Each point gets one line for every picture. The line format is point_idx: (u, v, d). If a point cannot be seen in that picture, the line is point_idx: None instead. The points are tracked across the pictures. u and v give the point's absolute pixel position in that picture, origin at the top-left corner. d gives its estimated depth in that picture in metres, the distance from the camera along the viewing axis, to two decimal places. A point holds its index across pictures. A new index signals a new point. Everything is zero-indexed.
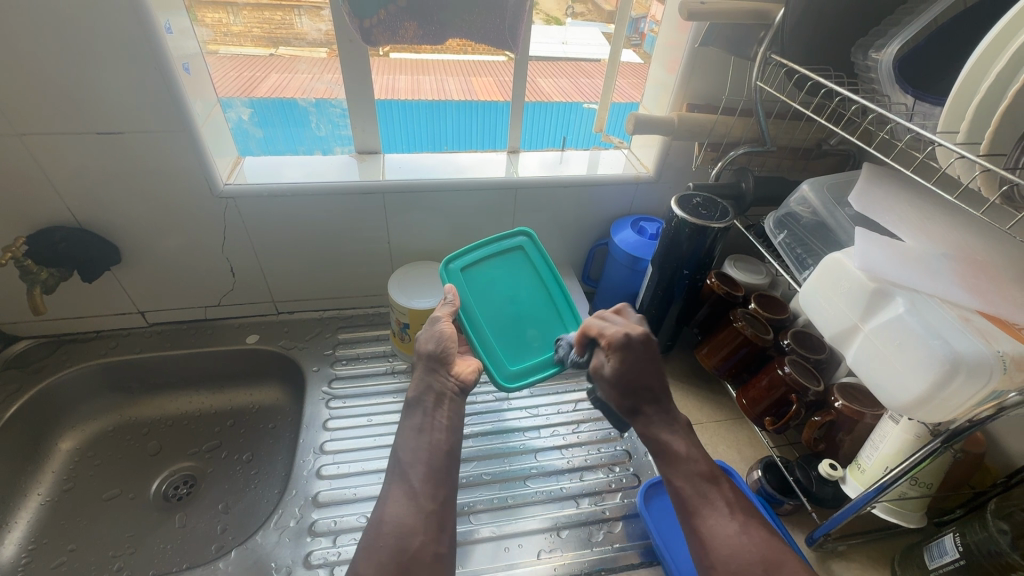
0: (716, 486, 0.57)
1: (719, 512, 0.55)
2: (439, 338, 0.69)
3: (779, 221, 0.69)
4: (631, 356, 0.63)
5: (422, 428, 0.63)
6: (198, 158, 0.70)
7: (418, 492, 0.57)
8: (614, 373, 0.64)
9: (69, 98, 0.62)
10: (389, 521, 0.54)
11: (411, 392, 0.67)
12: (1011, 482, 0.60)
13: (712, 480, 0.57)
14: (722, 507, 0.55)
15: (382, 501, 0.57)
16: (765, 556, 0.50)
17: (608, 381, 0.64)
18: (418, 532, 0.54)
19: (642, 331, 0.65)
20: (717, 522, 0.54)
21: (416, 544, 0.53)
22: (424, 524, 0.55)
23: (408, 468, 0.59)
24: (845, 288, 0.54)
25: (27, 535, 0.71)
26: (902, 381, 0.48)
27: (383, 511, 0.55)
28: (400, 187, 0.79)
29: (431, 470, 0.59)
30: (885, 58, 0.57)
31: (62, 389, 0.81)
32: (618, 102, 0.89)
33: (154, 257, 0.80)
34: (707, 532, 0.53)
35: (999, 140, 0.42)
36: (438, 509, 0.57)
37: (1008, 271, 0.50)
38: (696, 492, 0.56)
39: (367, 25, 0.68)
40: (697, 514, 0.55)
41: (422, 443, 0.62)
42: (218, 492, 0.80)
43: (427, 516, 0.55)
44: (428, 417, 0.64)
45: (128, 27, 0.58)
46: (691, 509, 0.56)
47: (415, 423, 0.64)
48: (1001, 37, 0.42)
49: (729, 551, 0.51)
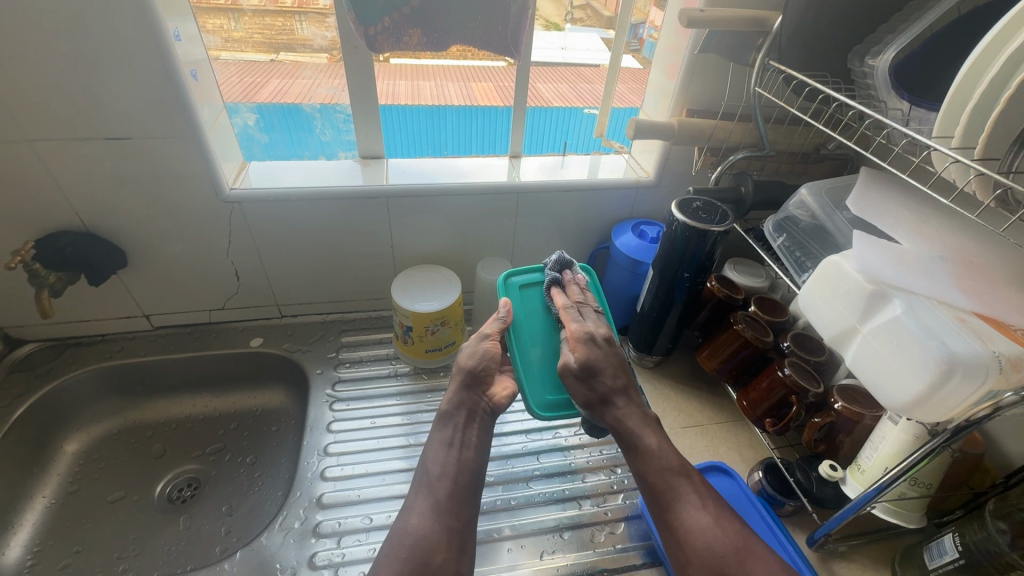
0: (686, 478, 0.59)
1: (693, 506, 0.56)
2: (479, 355, 0.70)
3: (778, 225, 0.70)
4: (593, 350, 0.66)
5: (452, 443, 0.64)
6: (205, 164, 0.71)
7: (442, 508, 0.59)
8: (580, 367, 0.65)
9: (80, 104, 0.63)
10: (413, 533, 0.56)
11: (446, 404, 0.68)
12: (1010, 482, 0.60)
13: (681, 473, 0.59)
14: (696, 501, 0.57)
15: (407, 511, 0.59)
16: (736, 547, 0.53)
17: (574, 376, 0.65)
18: (441, 547, 0.56)
19: (605, 334, 0.68)
20: (688, 517, 0.56)
21: (439, 559, 0.55)
22: (446, 539, 0.57)
23: (436, 482, 0.61)
24: (843, 290, 0.54)
25: (31, 538, 0.71)
26: (900, 382, 0.49)
27: (408, 522, 0.58)
28: (403, 191, 0.80)
29: (457, 485, 0.61)
30: (880, 64, 0.58)
31: (67, 392, 0.82)
32: (619, 108, 0.90)
33: (160, 261, 0.80)
34: (682, 526, 0.56)
35: (993, 145, 0.43)
36: (460, 527, 0.59)
37: (1003, 273, 0.51)
38: (670, 486, 0.58)
39: (371, 33, 0.69)
40: (673, 509, 0.57)
41: (451, 458, 0.63)
42: (221, 495, 0.80)
43: (450, 533, 0.57)
44: (459, 432, 0.65)
45: (137, 35, 0.59)
46: (667, 503, 0.58)
47: (445, 436, 0.65)
48: (993, 45, 0.44)
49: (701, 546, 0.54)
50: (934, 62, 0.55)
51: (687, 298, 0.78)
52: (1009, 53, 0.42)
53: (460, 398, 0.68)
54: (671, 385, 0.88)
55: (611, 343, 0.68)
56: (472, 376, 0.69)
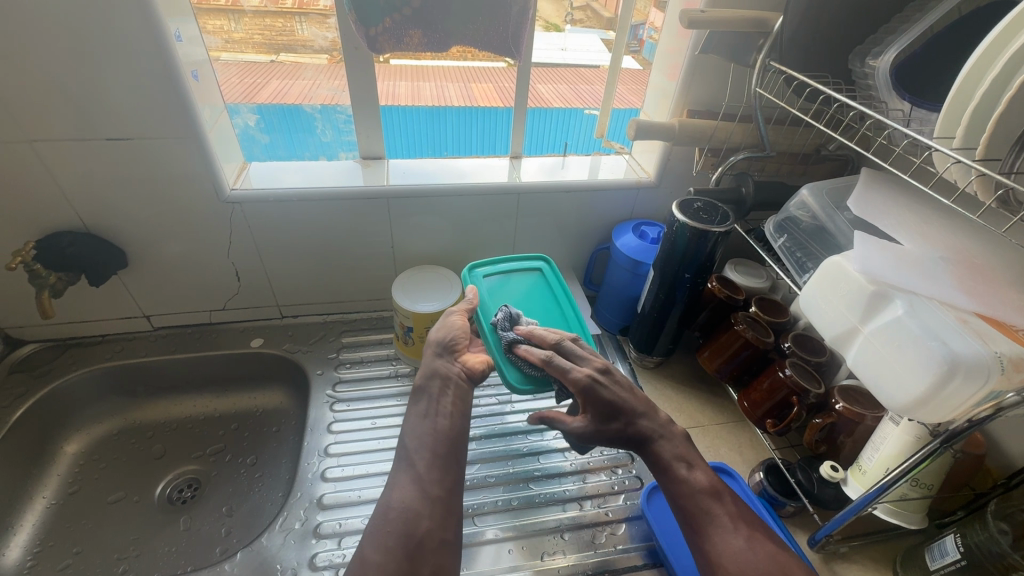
0: (719, 501, 0.56)
1: (724, 529, 0.54)
2: (446, 327, 0.71)
3: (778, 225, 0.70)
4: (604, 400, 0.63)
5: (427, 415, 0.62)
6: (206, 164, 0.71)
7: (422, 478, 0.56)
8: (597, 420, 0.63)
9: (81, 104, 0.63)
10: (396, 507, 0.54)
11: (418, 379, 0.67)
12: (1012, 483, 0.60)
13: (715, 496, 0.57)
14: (727, 524, 0.55)
15: (388, 487, 0.56)
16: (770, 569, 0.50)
17: (593, 438, 0.63)
18: (425, 515, 0.53)
19: (602, 367, 0.66)
20: (723, 542, 0.53)
21: (424, 526, 0.52)
22: (429, 509, 0.54)
23: (415, 454, 0.59)
24: (845, 291, 0.54)
25: (31, 538, 0.71)
26: (902, 383, 0.48)
27: (389, 496, 0.55)
28: (403, 192, 0.80)
29: (438, 454, 0.59)
30: (880, 65, 0.58)
31: (67, 392, 0.82)
32: (619, 108, 0.89)
33: (160, 262, 0.80)
34: (715, 550, 0.53)
35: (994, 146, 0.43)
36: (443, 496, 0.56)
37: (1004, 273, 0.51)
38: (702, 508, 0.56)
39: (373, 33, 0.70)
40: (703, 530, 0.55)
41: (427, 429, 0.61)
42: (221, 495, 0.80)
43: (432, 503, 0.54)
44: (433, 403, 0.64)
45: (139, 36, 0.59)
46: (698, 524, 0.56)
47: (420, 409, 0.63)
48: (994, 45, 0.44)
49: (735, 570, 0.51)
50: (935, 63, 0.55)
51: (688, 299, 0.78)
52: (1009, 53, 0.42)
53: (431, 369, 0.67)
54: (672, 385, 0.88)
55: (609, 373, 0.66)
56: (443, 347, 0.69)
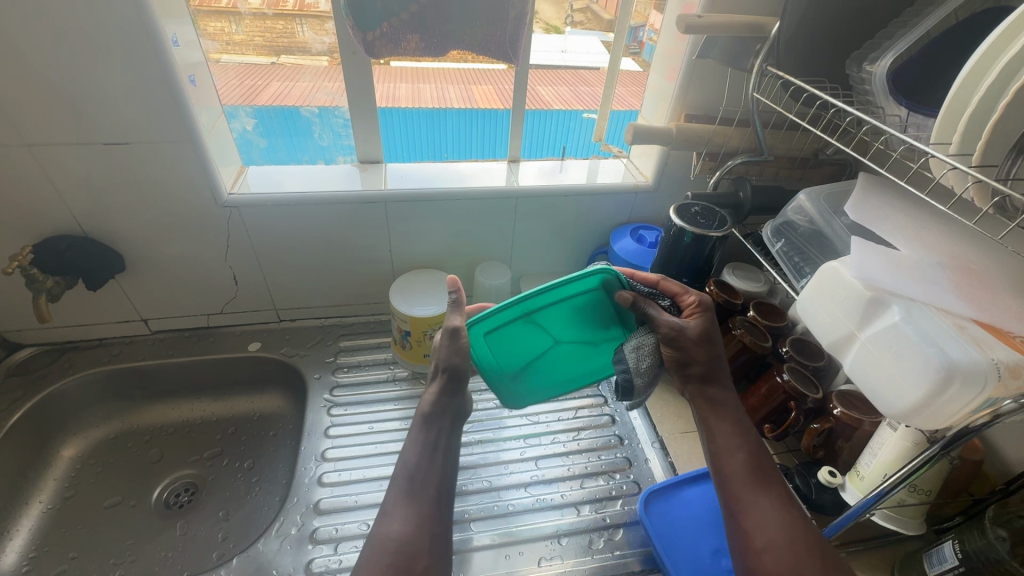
0: (772, 475, 0.55)
1: (775, 500, 0.52)
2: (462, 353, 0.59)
3: (776, 230, 0.70)
4: (714, 322, 0.60)
5: (433, 447, 0.56)
6: (203, 167, 0.71)
7: (426, 512, 0.51)
8: (699, 334, 0.58)
9: (78, 108, 0.63)
10: (396, 539, 0.49)
11: (427, 404, 0.59)
12: (1010, 488, 0.60)
13: (770, 469, 0.55)
14: (779, 496, 0.53)
15: (387, 516, 0.51)
16: (817, 553, 0.49)
17: (690, 341, 0.58)
18: (425, 553, 0.49)
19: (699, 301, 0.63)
20: (770, 510, 0.52)
21: (423, 564, 0.48)
22: (430, 547, 0.49)
23: (419, 489, 0.53)
24: (842, 296, 0.54)
25: (28, 543, 0.71)
26: (899, 390, 0.48)
27: (389, 527, 0.50)
28: (401, 195, 0.80)
29: (441, 494, 0.53)
30: (879, 70, 0.58)
31: (65, 396, 0.82)
32: (618, 110, 0.89)
33: (158, 266, 0.80)
34: (761, 516, 0.51)
35: (990, 153, 0.43)
36: (441, 537, 0.51)
37: (1001, 280, 0.51)
38: (756, 477, 0.54)
39: (370, 37, 0.69)
40: (751, 496, 0.53)
41: (434, 463, 0.55)
42: (218, 500, 0.80)
43: (434, 542, 0.50)
44: (443, 435, 0.57)
45: (136, 41, 0.59)
46: (744, 490, 0.54)
47: (426, 437, 0.56)
48: (991, 51, 0.43)
49: (779, 540, 0.50)
50: (931, 70, 0.55)
51: None
52: (1006, 61, 0.42)
53: (441, 401, 0.58)
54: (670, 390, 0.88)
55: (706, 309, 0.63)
56: (452, 382, 0.59)
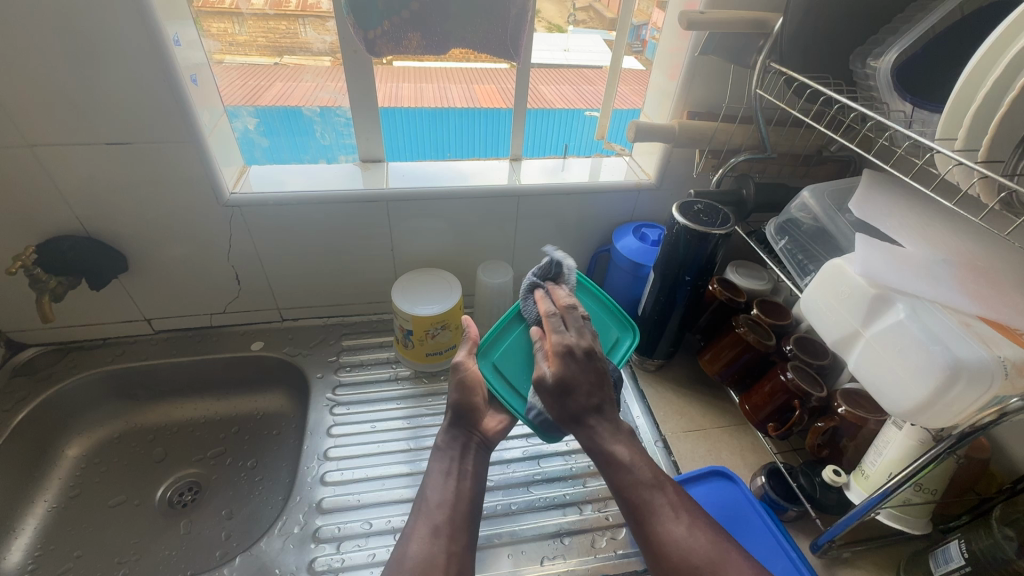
0: (660, 490, 0.54)
1: (667, 518, 0.52)
2: (461, 386, 0.71)
3: (780, 227, 0.69)
4: (572, 368, 0.60)
5: (449, 472, 0.64)
6: (205, 167, 0.71)
7: (441, 532, 0.57)
8: (555, 382, 0.60)
9: (81, 109, 0.63)
10: (412, 557, 0.54)
11: (441, 439, 0.69)
12: (1016, 488, 0.60)
13: (656, 482, 0.55)
14: (670, 512, 0.53)
15: (405, 538, 0.56)
16: (709, 555, 0.49)
17: (548, 393, 0.61)
18: (438, 568, 0.53)
19: (588, 344, 0.62)
20: (669, 531, 0.52)
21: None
22: (445, 562, 0.54)
23: (434, 509, 0.59)
24: (846, 294, 0.54)
25: (33, 542, 0.71)
26: (905, 387, 0.48)
27: (406, 547, 0.55)
28: (402, 194, 0.80)
29: (456, 513, 0.59)
30: (883, 65, 0.57)
31: (70, 396, 0.82)
32: (620, 109, 0.89)
33: (161, 265, 0.80)
34: (659, 542, 0.52)
35: (997, 149, 0.43)
36: (456, 552, 0.56)
37: (1008, 276, 0.50)
38: (642, 499, 0.54)
39: (371, 36, 0.69)
40: (647, 523, 0.53)
41: (449, 486, 0.62)
42: (221, 499, 0.80)
43: (449, 557, 0.55)
44: (456, 462, 0.65)
45: (138, 40, 0.59)
46: (642, 518, 0.54)
47: (442, 466, 0.65)
48: (996, 47, 0.43)
49: (688, 560, 0.49)
50: (936, 66, 0.55)
51: (689, 302, 0.78)
52: (1010, 57, 0.41)
53: (452, 432, 0.69)
54: (672, 389, 0.88)
55: (592, 355, 0.61)
56: (459, 413, 0.69)
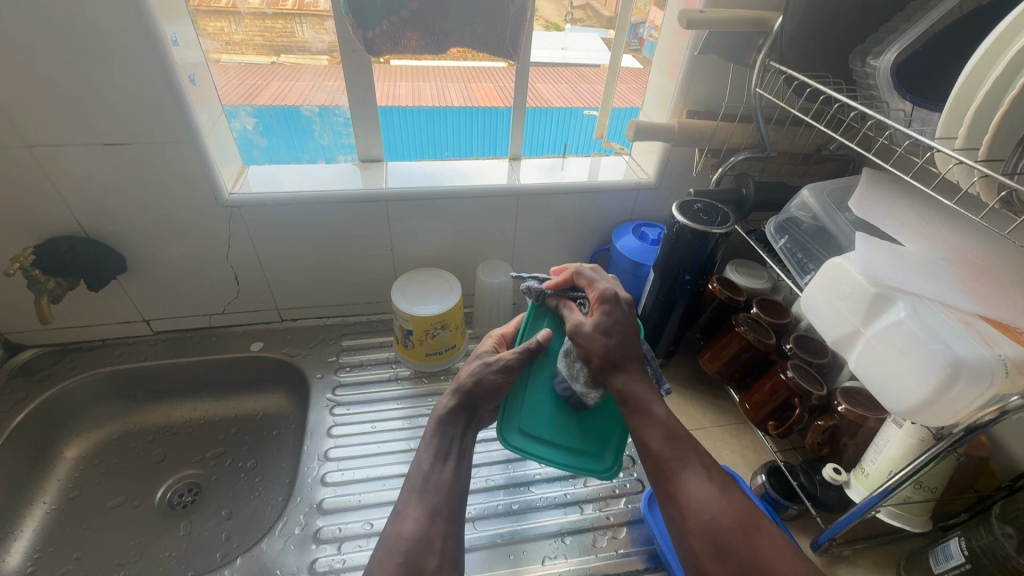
0: (692, 448, 0.55)
1: (697, 476, 0.53)
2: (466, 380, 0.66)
3: (780, 226, 0.69)
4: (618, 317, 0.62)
5: (446, 453, 0.62)
6: (203, 167, 0.70)
7: (439, 513, 0.56)
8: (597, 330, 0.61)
9: (77, 106, 0.62)
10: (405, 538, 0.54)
11: (442, 413, 0.65)
12: (1015, 486, 0.60)
13: (690, 442, 0.56)
14: (701, 471, 0.54)
15: (398, 516, 0.56)
16: (741, 517, 0.50)
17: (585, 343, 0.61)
18: (433, 551, 0.53)
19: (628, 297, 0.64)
20: (699, 486, 0.52)
21: (432, 563, 0.52)
22: (440, 544, 0.54)
23: (430, 492, 0.58)
24: (847, 293, 0.54)
25: (32, 543, 0.71)
26: (906, 386, 0.48)
27: (401, 526, 0.55)
28: (402, 194, 0.80)
29: (452, 497, 0.58)
30: (882, 64, 0.57)
31: (69, 397, 0.82)
32: (619, 108, 0.89)
33: (160, 266, 0.80)
34: (684, 499, 0.52)
35: (997, 148, 0.43)
36: (452, 534, 0.56)
37: (1007, 274, 0.50)
38: (674, 454, 0.55)
39: (370, 35, 0.69)
40: (673, 477, 0.54)
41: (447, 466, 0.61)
42: (222, 499, 0.80)
43: (444, 541, 0.55)
44: (454, 443, 0.63)
45: (134, 40, 0.59)
46: (669, 470, 0.54)
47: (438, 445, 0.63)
48: (994, 47, 0.43)
49: (719, 519, 0.50)
50: (934, 65, 0.55)
51: (689, 301, 0.78)
52: (1011, 56, 0.41)
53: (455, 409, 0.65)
54: (672, 387, 0.88)
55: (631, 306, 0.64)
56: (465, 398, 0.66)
